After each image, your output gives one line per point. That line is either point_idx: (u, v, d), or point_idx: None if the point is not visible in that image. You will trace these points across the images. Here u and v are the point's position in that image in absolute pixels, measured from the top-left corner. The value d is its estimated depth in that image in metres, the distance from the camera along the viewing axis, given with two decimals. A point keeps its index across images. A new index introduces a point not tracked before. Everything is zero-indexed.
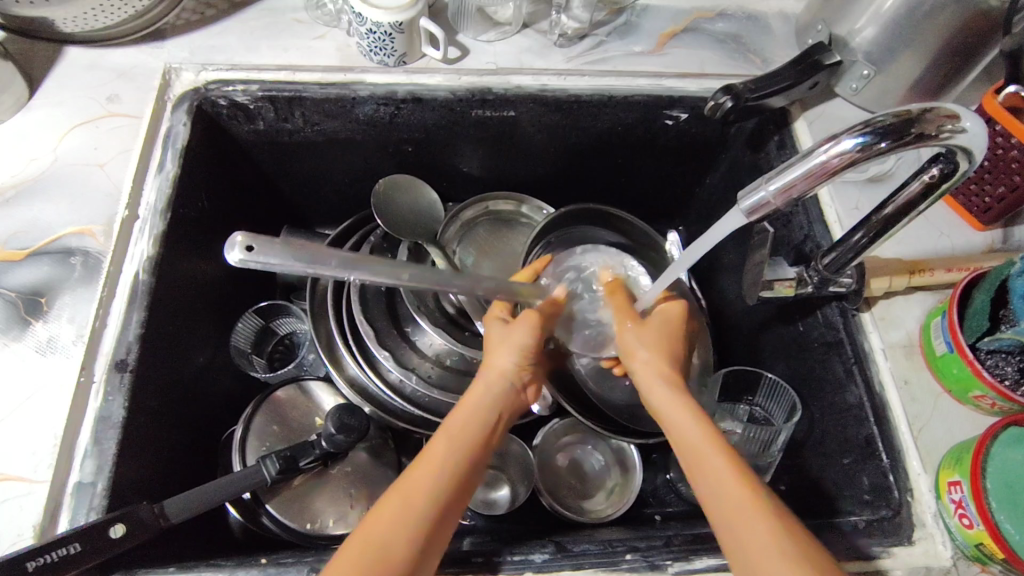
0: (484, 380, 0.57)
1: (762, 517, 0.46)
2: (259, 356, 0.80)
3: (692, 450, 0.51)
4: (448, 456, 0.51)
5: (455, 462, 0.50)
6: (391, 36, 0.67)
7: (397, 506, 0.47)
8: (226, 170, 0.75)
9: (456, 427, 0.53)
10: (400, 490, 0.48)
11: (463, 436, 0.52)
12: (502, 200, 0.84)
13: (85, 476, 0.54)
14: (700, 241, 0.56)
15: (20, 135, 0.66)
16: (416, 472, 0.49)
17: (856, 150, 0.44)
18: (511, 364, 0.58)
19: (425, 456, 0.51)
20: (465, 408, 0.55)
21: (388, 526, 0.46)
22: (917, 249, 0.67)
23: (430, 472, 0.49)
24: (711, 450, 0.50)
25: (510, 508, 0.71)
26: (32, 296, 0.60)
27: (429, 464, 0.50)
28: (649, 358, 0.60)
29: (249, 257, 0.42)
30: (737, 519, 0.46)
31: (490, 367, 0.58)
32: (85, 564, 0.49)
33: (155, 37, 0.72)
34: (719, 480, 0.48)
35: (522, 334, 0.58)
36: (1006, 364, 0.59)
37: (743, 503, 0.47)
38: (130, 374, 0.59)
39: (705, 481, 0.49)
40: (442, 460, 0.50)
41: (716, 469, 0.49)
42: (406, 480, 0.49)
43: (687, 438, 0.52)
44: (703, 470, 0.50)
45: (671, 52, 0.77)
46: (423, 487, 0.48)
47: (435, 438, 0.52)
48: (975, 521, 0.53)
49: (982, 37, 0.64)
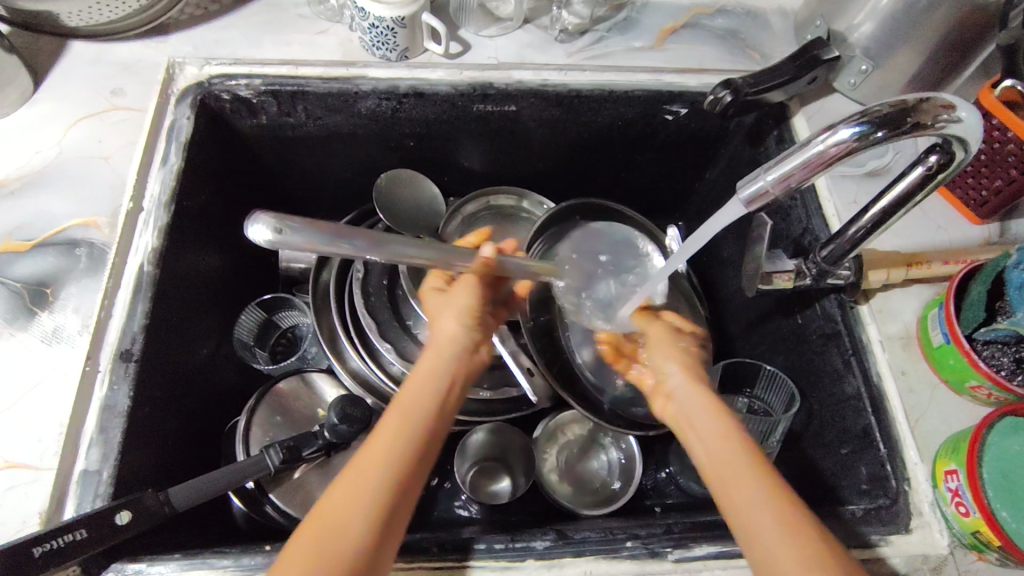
0: (434, 350, 0.55)
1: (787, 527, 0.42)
2: (262, 349, 0.80)
3: (713, 456, 0.48)
4: (400, 425, 0.48)
5: (408, 439, 0.47)
6: (392, 31, 0.68)
7: (355, 482, 0.44)
8: (231, 166, 0.76)
9: (409, 399, 0.50)
10: (359, 467, 0.45)
11: (419, 409, 0.50)
12: (504, 194, 0.84)
13: (91, 464, 0.55)
14: (700, 231, 0.57)
15: (25, 128, 0.67)
16: (373, 448, 0.47)
17: (852, 140, 0.45)
18: (458, 328, 0.56)
19: (381, 431, 0.48)
20: (419, 377, 0.52)
21: (344, 505, 0.43)
22: (915, 242, 0.68)
23: (387, 448, 0.47)
24: (732, 453, 0.47)
25: (510, 498, 0.74)
26: (38, 286, 0.60)
27: (383, 440, 0.47)
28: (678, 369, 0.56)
29: (279, 238, 0.43)
30: (764, 533, 0.42)
31: (441, 336, 0.56)
32: (90, 550, 0.49)
33: (159, 31, 0.73)
34: (742, 489, 0.44)
35: (464, 298, 0.58)
36: (1003, 354, 0.60)
37: (771, 517, 0.43)
38: (135, 364, 0.59)
39: (729, 491, 0.45)
40: (399, 432, 0.48)
41: (739, 477, 0.45)
42: (359, 457, 0.46)
43: (710, 445, 0.48)
44: (727, 476, 0.46)
45: (671, 48, 0.77)
46: (377, 461, 0.46)
47: (388, 413, 0.49)
48: (971, 509, 0.54)
49: (977, 32, 0.65)
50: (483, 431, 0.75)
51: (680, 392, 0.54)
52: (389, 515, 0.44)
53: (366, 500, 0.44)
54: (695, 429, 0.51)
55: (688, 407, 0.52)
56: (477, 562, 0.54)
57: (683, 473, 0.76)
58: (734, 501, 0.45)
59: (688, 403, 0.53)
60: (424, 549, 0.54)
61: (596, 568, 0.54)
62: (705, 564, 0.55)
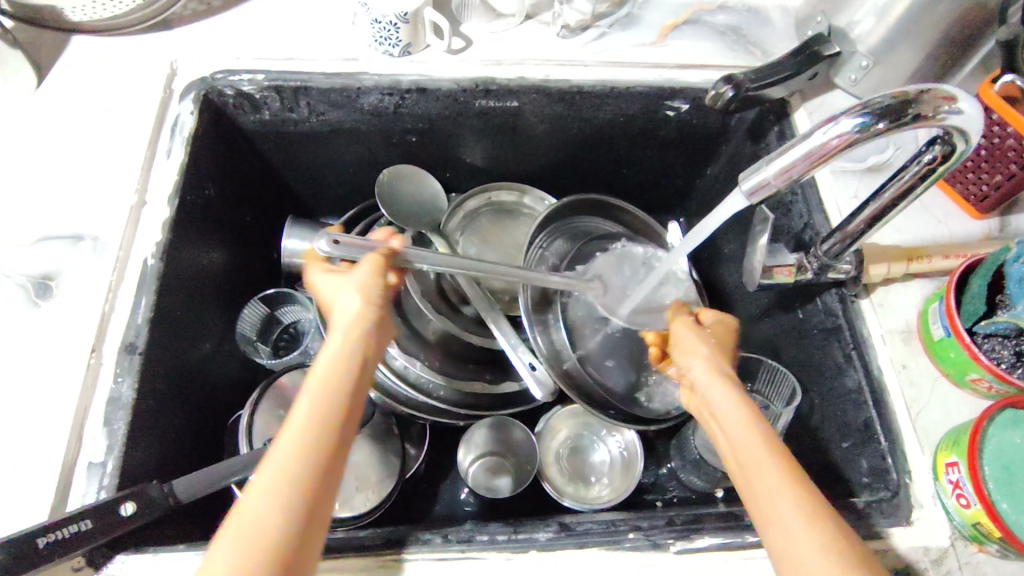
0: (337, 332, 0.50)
1: (810, 527, 0.42)
2: (264, 343, 0.81)
3: (741, 453, 0.46)
4: (317, 409, 0.44)
5: (324, 422, 0.44)
6: (396, 26, 0.69)
7: (272, 482, 0.41)
8: (235, 160, 0.76)
9: (322, 386, 0.46)
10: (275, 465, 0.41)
11: (332, 397, 0.45)
12: (507, 190, 0.84)
13: (96, 456, 0.55)
14: (702, 225, 0.57)
15: (32, 122, 0.68)
16: (287, 442, 0.42)
17: (856, 130, 0.45)
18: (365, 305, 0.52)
19: (293, 421, 0.44)
20: (330, 361, 0.48)
21: (261, 507, 0.40)
22: (916, 236, 0.68)
23: (300, 443, 0.43)
24: (759, 453, 0.45)
25: (513, 493, 0.74)
26: (43, 280, 0.61)
27: (301, 426, 0.43)
28: (702, 362, 0.53)
29: (333, 247, 0.56)
30: (788, 538, 0.42)
31: (344, 316, 0.51)
32: (97, 540, 0.49)
33: (163, 26, 0.73)
34: (770, 490, 0.43)
35: (367, 276, 0.53)
36: (1003, 347, 0.61)
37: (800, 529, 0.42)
38: (140, 356, 0.59)
39: (756, 493, 0.44)
40: (312, 424, 0.44)
41: (766, 485, 0.44)
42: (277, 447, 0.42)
43: (740, 447, 0.46)
44: (754, 475, 0.45)
45: (672, 44, 0.78)
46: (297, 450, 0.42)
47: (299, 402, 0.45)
48: (972, 501, 0.54)
49: (978, 28, 0.65)
50: (483, 426, 0.76)
51: (704, 388, 0.52)
52: (309, 509, 0.41)
53: (291, 495, 0.41)
54: (721, 425, 0.49)
55: (714, 401, 0.50)
56: (479, 552, 0.54)
57: (684, 469, 0.76)
58: (765, 507, 0.43)
59: (713, 397, 0.50)
60: (428, 541, 0.55)
61: (599, 559, 0.54)
62: (707, 556, 0.55)
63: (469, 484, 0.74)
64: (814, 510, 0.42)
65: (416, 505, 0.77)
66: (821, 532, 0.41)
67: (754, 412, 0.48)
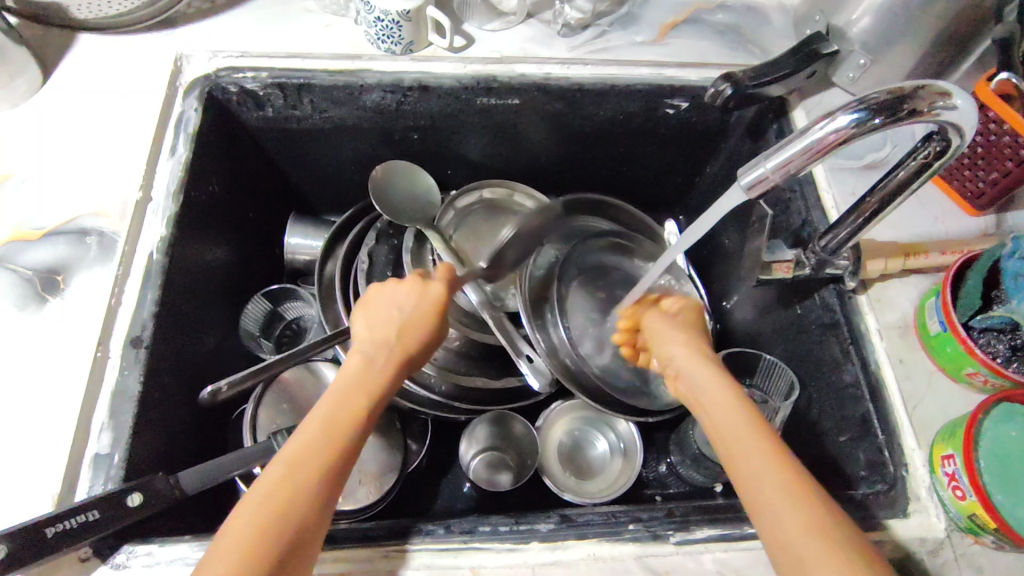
0: (363, 350, 0.54)
1: (776, 479, 0.43)
2: (267, 339, 0.81)
3: (721, 426, 0.48)
4: (337, 411, 0.49)
5: (345, 423, 0.48)
6: (398, 24, 0.69)
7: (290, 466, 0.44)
8: (238, 156, 0.76)
9: (344, 393, 0.50)
10: (295, 452, 0.45)
11: (354, 404, 0.50)
12: (496, 187, 0.84)
13: (103, 447, 0.56)
14: (700, 220, 0.58)
15: (37, 118, 0.68)
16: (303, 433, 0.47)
17: (851, 126, 0.46)
18: (408, 343, 0.56)
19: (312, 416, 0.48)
20: (354, 377, 0.52)
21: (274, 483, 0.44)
22: (913, 232, 0.69)
23: (317, 435, 0.47)
24: (735, 419, 0.48)
25: (513, 486, 0.75)
26: (49, 274, 0.61)
27: (319, 425, 0.47)
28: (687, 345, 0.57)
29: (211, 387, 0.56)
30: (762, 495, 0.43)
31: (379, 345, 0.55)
32: (103, 530, 0.50)
33: (167, 25, 0.74)
34: (748, 459, 0.45)
35: (419, 320, 0.58)
36: (998, 342, 0.61)
37: (771, 487, 0.43)
38: (145, 350, 0.60)
39: (732, 459, 0.46)
40: (334, 422, 0.48)
41: (742, 446, 0.46)
42: (300, 437, 0.46)
43: (716, 416, 0.49)
44: (727, 442, 0.47)
45: (671, 43, 0.79)
46: (319, 441, 0.46)
47: (321, 402, 0.49)
48: (968, 493, 0.54)
49: (974, 26, 0.66)
50: (486, 421, 0.77)
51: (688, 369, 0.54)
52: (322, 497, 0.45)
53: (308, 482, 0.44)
54: (699, 399, 0.52)
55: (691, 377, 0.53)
56: (482, 543, 0.55)
57: (684, 464, 0.75)
58: (738, 469, 0.45)
59: (692, 374, 0.54)
60: (431, 532, 0.55)
61: (601, 551, 0.55)
62: (705, 547, 0.55)
63: (470, 477, 0.75)
64: (780, 465, 0.44)
65: (417, 499, 0.78)
66: (794, 496, 0.43)
67: (730, 387, 0.51)
